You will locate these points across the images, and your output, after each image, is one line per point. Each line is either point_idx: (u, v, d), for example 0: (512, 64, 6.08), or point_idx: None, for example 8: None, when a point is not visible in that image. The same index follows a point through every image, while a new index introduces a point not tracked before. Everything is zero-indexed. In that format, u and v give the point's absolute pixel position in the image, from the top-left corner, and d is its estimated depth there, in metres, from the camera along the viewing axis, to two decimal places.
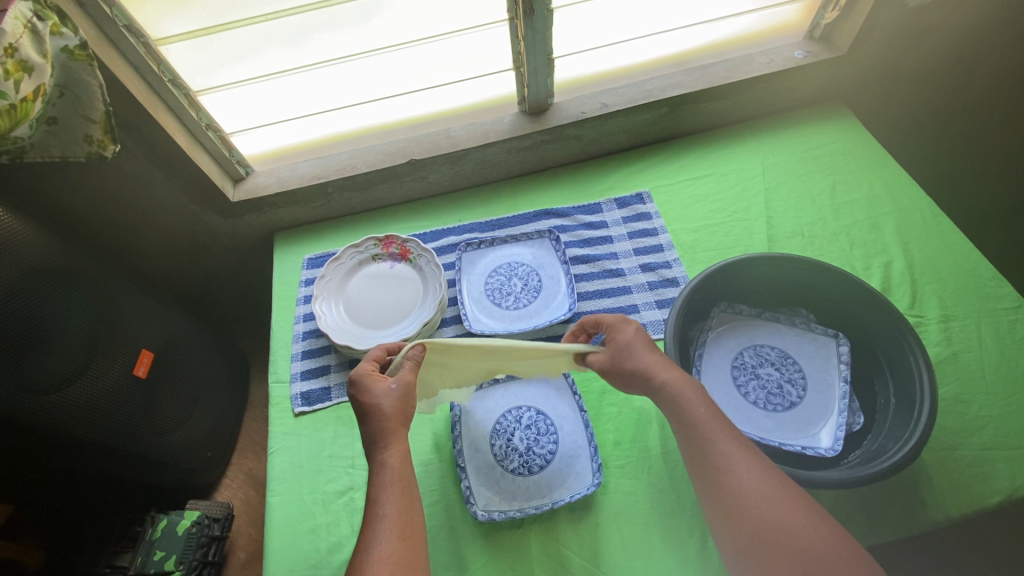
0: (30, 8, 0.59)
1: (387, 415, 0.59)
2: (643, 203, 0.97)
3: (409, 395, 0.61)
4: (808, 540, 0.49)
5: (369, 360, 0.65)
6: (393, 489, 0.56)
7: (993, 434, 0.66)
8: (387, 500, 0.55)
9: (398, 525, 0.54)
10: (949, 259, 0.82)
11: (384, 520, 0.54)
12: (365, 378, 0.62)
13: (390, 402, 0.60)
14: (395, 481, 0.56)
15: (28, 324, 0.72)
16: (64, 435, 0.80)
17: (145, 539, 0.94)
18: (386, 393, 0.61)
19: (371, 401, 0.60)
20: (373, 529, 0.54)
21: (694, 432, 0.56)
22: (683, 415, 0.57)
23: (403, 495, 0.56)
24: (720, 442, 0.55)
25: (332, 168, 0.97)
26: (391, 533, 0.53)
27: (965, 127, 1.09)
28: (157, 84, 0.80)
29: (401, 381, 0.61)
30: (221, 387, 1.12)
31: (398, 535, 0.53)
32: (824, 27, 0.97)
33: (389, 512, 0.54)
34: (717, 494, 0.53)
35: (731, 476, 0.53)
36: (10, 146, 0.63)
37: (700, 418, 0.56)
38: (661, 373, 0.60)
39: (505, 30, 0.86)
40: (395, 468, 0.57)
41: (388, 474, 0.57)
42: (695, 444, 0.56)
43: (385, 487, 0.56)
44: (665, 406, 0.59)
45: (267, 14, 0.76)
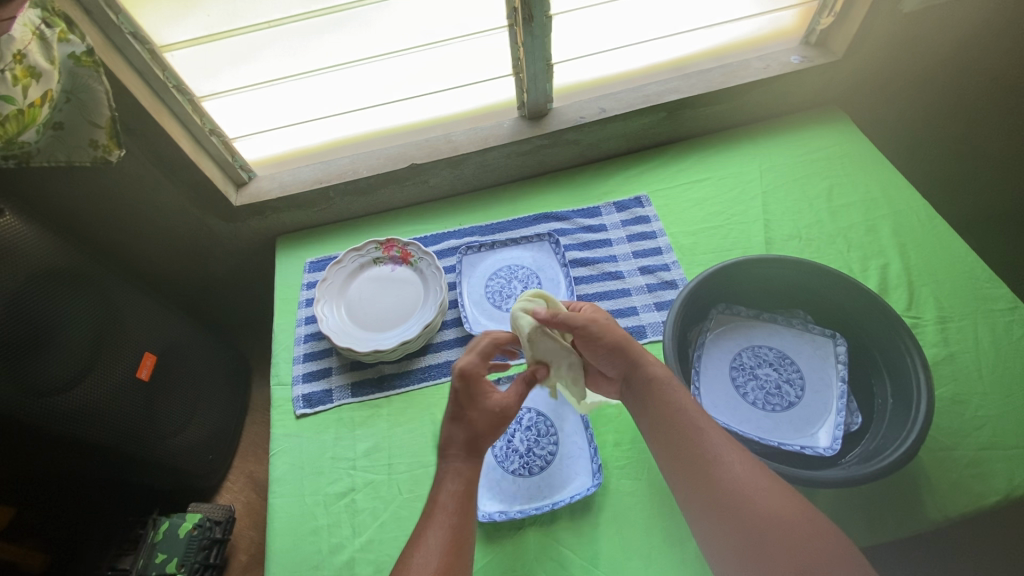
0: (38, 15, 0.60)
1: (481, 433, 0.59)
2: (642, 206, 0.98)
3: (505, 419, 0.61)
4: (790, 526, 0.50)
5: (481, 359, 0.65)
6: (455, 496, 0.56)
7: (990, 434, 0.67)
8: (448, 506, 0.55)
9: (454, 533, 0.53)
10: (946, 262, 0.83)
11: (441, 527, 0.54)
12: (476, 381, 0.62)
13: (487, 422, 0.60)
14: (461, 489, 0.56)
15: (31, 327, 0.73)
16: (66, 439, 0.80)
17: (146, 543, 0.94)
18: (488, 410, 0.61)
19: (478, 412, 0.60)
20: (427, 531, 0.54)
21: (673, 426, 0.58)
22: (661, 409, 0.59)
23: (466, 505, 0.56)
24: (699, 435, 0.57)
25: (333, 173, 0.98)
26: (444, 539, 0.53)
27: (961, 130, 1.10)
28: (161, 90, 0.81)
29: (506, 404, 0.62)
30: (223, 391, 1.13)
31: (450, 540, 0.53)
32: (820, 33, 0.98)
33: (445, 518, 0.54)
34: (697, 486, 0.54)
35: (713, 467, 0.54)
36: (17, 151, 0.64)
37: (679, 411, 0.58)
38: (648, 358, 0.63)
39: (505, 36, 0.87)
40: (463, 476, 0.57)
41: (456, 481, 0.57)
42: (676, 437, 0.57)
43: (449, 491, 0.56)
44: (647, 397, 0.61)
45: (270, 22, 0.77)
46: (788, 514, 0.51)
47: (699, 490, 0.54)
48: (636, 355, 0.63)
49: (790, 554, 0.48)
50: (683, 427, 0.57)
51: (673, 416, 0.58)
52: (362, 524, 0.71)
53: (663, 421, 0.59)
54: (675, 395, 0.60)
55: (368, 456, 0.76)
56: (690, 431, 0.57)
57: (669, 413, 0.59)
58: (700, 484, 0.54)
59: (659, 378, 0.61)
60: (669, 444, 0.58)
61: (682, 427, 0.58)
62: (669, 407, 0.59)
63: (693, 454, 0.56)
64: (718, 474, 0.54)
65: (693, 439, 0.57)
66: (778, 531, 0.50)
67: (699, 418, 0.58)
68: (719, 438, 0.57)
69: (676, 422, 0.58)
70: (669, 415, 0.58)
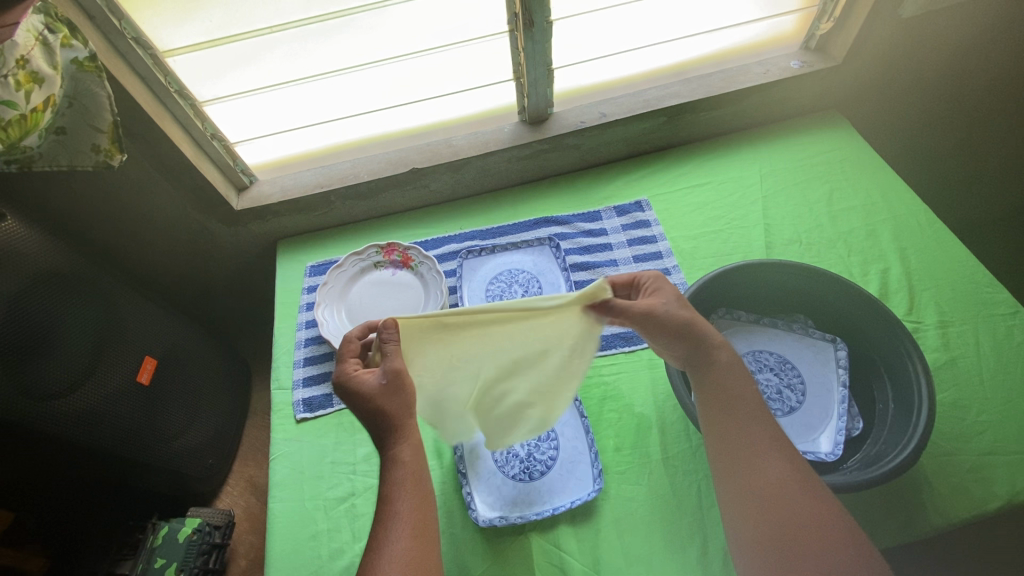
0: (42, 21, 0.60)
1: (390, 415, 0.57)
2: (643, 210, 0.98)
3: (403, 385, 0.58)
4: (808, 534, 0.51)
5: (350, 358, 0.62)
6: (405, 485, 0.56)
7: (992, 439, 0.67)
8: (399, 497, 0.56)
9: (413, 524, 0.54)
10: (947, 266, 0.83)
11: (400, 520, 0.54)
12: (348, 378, 0.59)
13: (386, 401, 0.57)
14: (407, 476, 0.56)
15: (32, 331, 0.73)
16: (66, 443, 0.80)
17: (145, 547, 0.92)
18: (379, 392, 0.57)
19: (367, 400, 0.57)
20: (387, 528, 0.54)
21: (726, 414, 0.58)
22: (716, 396, 0.59)
23: (415, 490, 0.56)
24: (749, 427, 0.57)
25: (334, 177, 0.99)
26: (406, 533, 0.54)
27: (960, 135, 1.11)
28: (163, 94, 0.81)
29: (387, 373, 0.57)
30: (223, 395, 1.13)
31: (413, 534, 0.54)
32: (819, 38, 0.98)
33: (404, 511, 0.55)
34: (738, 476, 0.56)
35: (758, 462, 0.55)
36: (19, 156, 0.64)
37: (732, 401, 0.58)
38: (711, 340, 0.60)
39: (506, 42, 0.88)
40: (408, 463, 0.57)
41: (401, 469, 0.56)
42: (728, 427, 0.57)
43: (399, 483, 0.56)
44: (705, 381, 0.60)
45: (273, 27, 0.78)
46: (823, 519, 0.52)
47: (739, 481, 0.55)
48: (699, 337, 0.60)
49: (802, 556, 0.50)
50: (734, 418, 0.57)
51: (728, 405, 0.58)
52: (362, 529, 0.71)
53: (716, 407, 0.59)
54: (732, 385, 0.59)
55: (368, 461, 0.76)
56: (739, 423, 0.57)
57: (726, 400, 0.58)
58: (741, 474, 0.55)
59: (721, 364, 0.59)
60: (720, 430, 0.58)
61: (733, 417, 0.58)
62: (723, 395, 0.58)
63: (740, 445, 0.56)
64: (760, 469, 0.55)
65: (741, 431, 0.57)
66: (809, 535, 0.51)
67: (753, 410, 0.58)
68: (768, 433, 0.57)
69: (728, 410, 0.58)
70: (722, 403, 0.58)
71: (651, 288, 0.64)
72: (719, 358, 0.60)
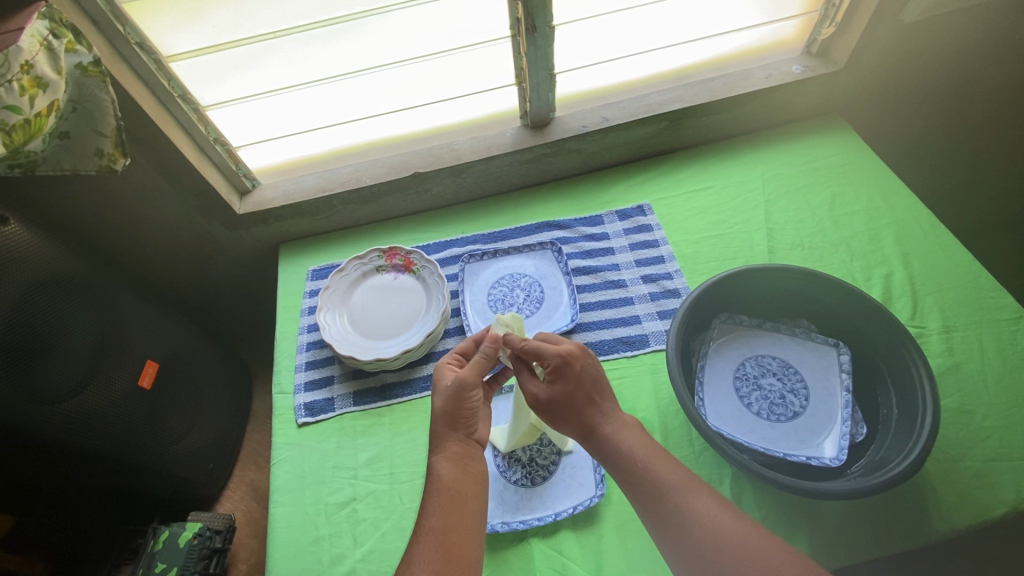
0: (46, 26, 0.61)
1: (441, 413, 0.63)
2: (644, 215, 0.99)
3: (460, 394, 0.63)
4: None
5: (452, 351, 0.70)
6: (440, 501, 0.57)
7: (997, 445, 0.66)
8: (432, 513, 0.56)
9: (441, 540, 0.53)
10: (949, 271, 0.83)
11: (428, 535, 0.54)
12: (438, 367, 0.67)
13: (441, 402, 0.63)
14: (440, 488, 0.58)
15: (33, 335, 0.73)
16: (67, 447, 0.80)
17: (147, 552, 0.94)
18: (442, 391, 0.64)
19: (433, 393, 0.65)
20: (417, 542, 0.53)
21: (639, 478, 0.56)
22: (623, 460, 0.58)
23: (449, 507, 0.56)
24: (668, 485, 0.54)
25: (337, 181, 0.99)
26: (432, 550, 0.52)
27: (963, 140, 1.11)
28: (167, 99, 0.82)
29: (456, 379, 0.64)
30: (224, 399, 1.12)
31: (438, 549, 0.52)
32: (821, 43, 0.99)
33: (433, 526, 0.54)
34: (676, 541, 0.52)
35: (690, 520, 0.52)
36: (23, 160, 0.64)
37: (637, 465, 0.56)
38: (605, 425, 0.60)
39: (508, 47, 0.88)
40: (444, 474, 0.59)
41: (437, 484, 0.58)
42: (648, 493, 0.55)
43: (432, 499, 0.57)
44: (607, 455, 0.59)
45: (276, 32, 0.78)
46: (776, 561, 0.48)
47: (679, 546, 0.52)
48: (583, 433, 0.61)
49: None
50: (650, 478, 0.55)
51: (638, 470, 0.56)
52: (364, 534, 0.70)
53: (626, 473, 0.57)
54: (632, 444, 0.58)
55: (370, 466, 0.76)
56: (657, 483, 0.55)
57: (632, 467, 0.57)
58: (679, 537, 0.52)
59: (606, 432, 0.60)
60: (642, 498, 0.55)
61: (645, 478, 0.56)
62: (629, 462, 0.57)
63: (666, 507, 0.53)
64: (693, 527, 0.51)
65: (658, 491, 0.54)
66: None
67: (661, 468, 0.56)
68: (686, 485, 0.54)
69: (641, 477, 0.56)
70: (631, 467, 0.57)
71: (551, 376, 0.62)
72: (607, 425, 0.60)
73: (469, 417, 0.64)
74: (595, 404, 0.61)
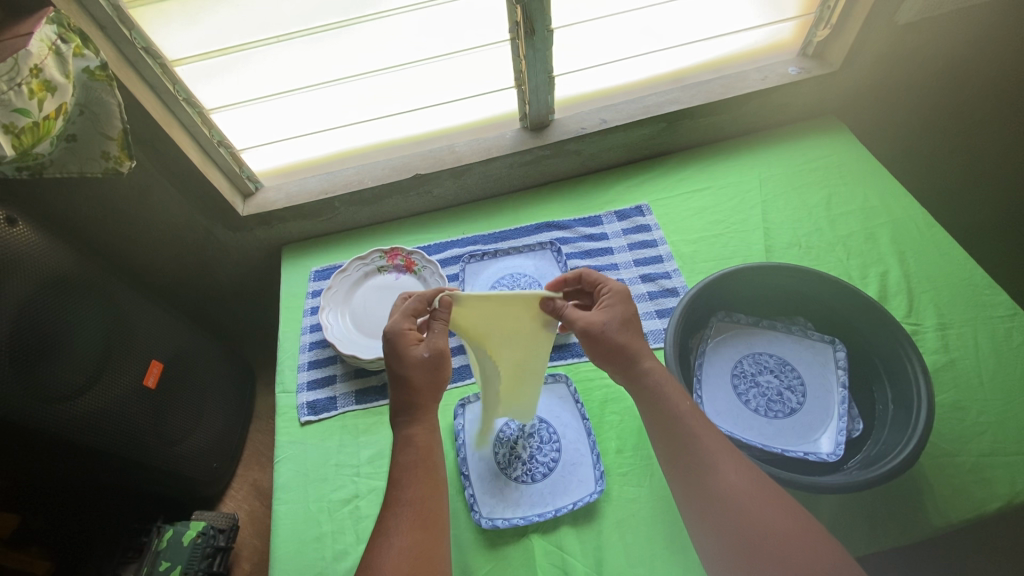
0: (54, 31, 0.62)
1: (419, 388, 0.63)
2: (643, 215, 1.00)
3: (439, 365, 0.63)
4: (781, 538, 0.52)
5: (408, 316, 0.66)
6: (416, 473, 0.60)
7: (992, 440, 0.67)
8: (408, 484, 0.60)
9: (416, 512, 0.58)
10: (944, 269, 0.84)
11: (406, 507, 0.58)
12: (399, 338, 0.63)
13: (420, 374, 0.63)
14: (417, 461, 0.61)
15: (40, 336, 0.74)
16: (72, 445, 0.81)
17: (151, 550, 0.95)
18: (417, 363, 0.62)
19: (407, 369, 0.62)
20: (396, 516, 0.57)
21: (672, 431, 0.59)
22: (660, 412, 0.60)
23: (427, 481, 0.60)
24: (699, 444, 0.58)
25: (339, 183, 1.00)
26: (411, 522, 0.57)
27: (958, 140, 1.12)
28: (171, 102, 0.83)
29: (432, 350, 0.63)
30: (227, 399, 1.13)
31: (418, 521, 0.57)
32: (817, 45, 1.00)
33: (411, 498, 0.58)
34: (698, 497, 0.56)
35: (712, 477, 0.56)
36: (31, 163, 0.65)
37: (676, 418, 0.59)
38: (645, 361, 0.63)
39: (508, 50, 0.89)
40: (420, 447, 0.62)
41: (412, 455, 0.61)
42: (679, 447, 0.58)
43: (408, 470, 0.60)
44: (644, 400, 0.62)
45: (278, 36, 0.79)
46: (788, 528, 0.53)
47: (694, 497, 0.57)
48: (629, 360, 0.63)
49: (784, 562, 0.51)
50: (685, 433, 0.59)
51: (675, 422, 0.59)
52: (366, 531, 0.71)
53: (659, 423, 0.60)
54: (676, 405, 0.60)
55: (373, 463, 0.77)
56: (691, 440, 0.58)
57: (668, 419, 0.60)
58: (697, 490, 0.56)
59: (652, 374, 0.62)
60: (668, 447, 0.59)
61: (679, 434, 0.59)
62: (666, 413, 0.60)
63: (692, 461, 0.57)
64: (714, 481, 0.56)
65: (691, 447, 0.58)
66: (771, 542, 0.52)
67: (695, 424, 0.59)
68: (717, 445, 0.58)
69: (676, 429, 0.59)
70: (667, 420, 0.60)
71: (615, 299, 0.66)
72: (653, 375, 0.62)
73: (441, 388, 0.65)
74: (638, 331, 0.65)
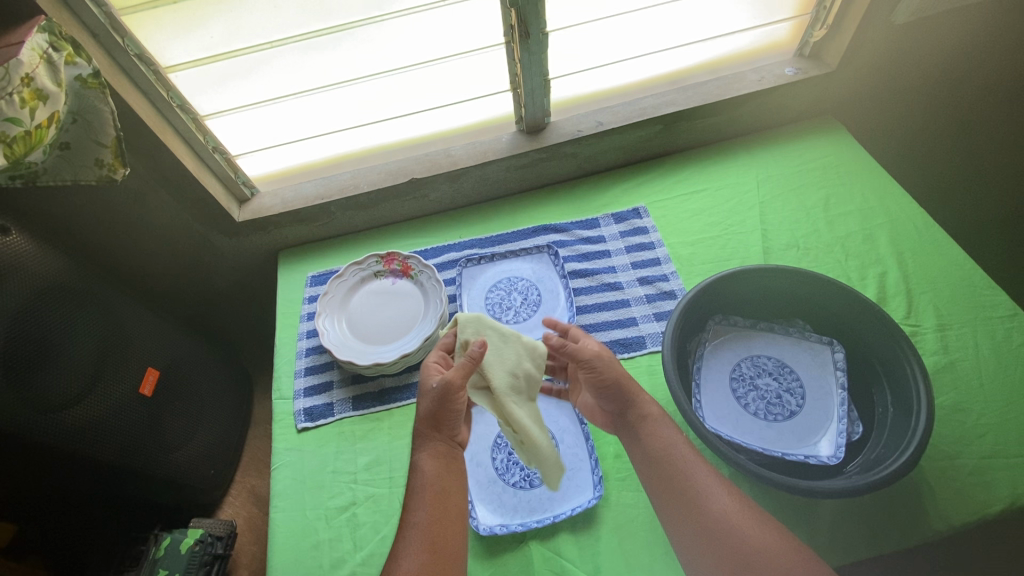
0: (46, 39, 0.62)
1: (426, 414, 0.63)
2: (641, 217, 0.99)
3: (446, 395, 0.62)
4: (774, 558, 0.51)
5: (437, 350, 0.70)
6: (425, 496, 0.58)
7: (993, 442, 0.66)
8: (418, 507, 0.57)
9: (427, 534, 0.55)
10: (943, 269, 0.83)
11: (414, 530, 0.56)
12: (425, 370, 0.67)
13: (425, 401, 0.63)
14: (426, 486, 0.59)
15: (36, 344, 0.73)
16: (69, 454, 0.80)
17: (148, 559, 0.94)
18: (428, 391, 0.64)
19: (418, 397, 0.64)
20: (404, 537, 0.56)
21: (659, 461, 0.60)
22: (650, 443, 0.61)
23: (436, 503, 0.58)
24: (686, 470, 0.58)
25: (334, 188, 1.00)
26: (419, 543, 0.55)
27: (958, 138, 1.11)
28: (165, 109, 0.83)
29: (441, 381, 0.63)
30: (224, 405, 1.13)
31: (425, 542, 0.55)
32: (813, 45, 1.00)
33: (420, 521, 0.56)
34: (692, 525, 0.55)
35: (701, 499, 0.56)
36: (24, 171, 0.65)
37: (666, 449, 0.60)
38: (643, 395, 0.65)
39: (503, 53, 0.89)
40: (429, 471, 0.60)
41: (420, 480, 0.59)
42: (668, 475, 0.58)
43: (418, 492, 0.59)
44: (638, 435, 0.63)
45: (273, 41, 0.79)
46: (779, 547, 0.51)
47: (688, 522, 0.55)
48: (631, 386, 0.65)
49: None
50: (676, 461, 0.59)
51: (664, 454, 0.60)
52: (364, 538, 0.71)
53: (648, 455, 0.61)
54: (666, 435, 0.61)
55: (370, 470, 0.76)
56: (680, 465, 0.58)
57: (659, 452, 0.60)
58: (690, 518, 0.55)
59: (652, 417, 0.63)
60: (658, 480, 0.59)
61: (668, 464, 0.59)
62: (657, 446, 0.61)
63: (680, 488, 0.57)
64: (707, 504, 0.55)
65: (682, 475, 0.58)
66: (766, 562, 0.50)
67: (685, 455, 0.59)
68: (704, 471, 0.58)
69: (666, 459, 0.59)
70: (659, 451, 0.60)
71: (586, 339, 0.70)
72: (648, 413, 0.63)
73: (455, 419, 0.64)
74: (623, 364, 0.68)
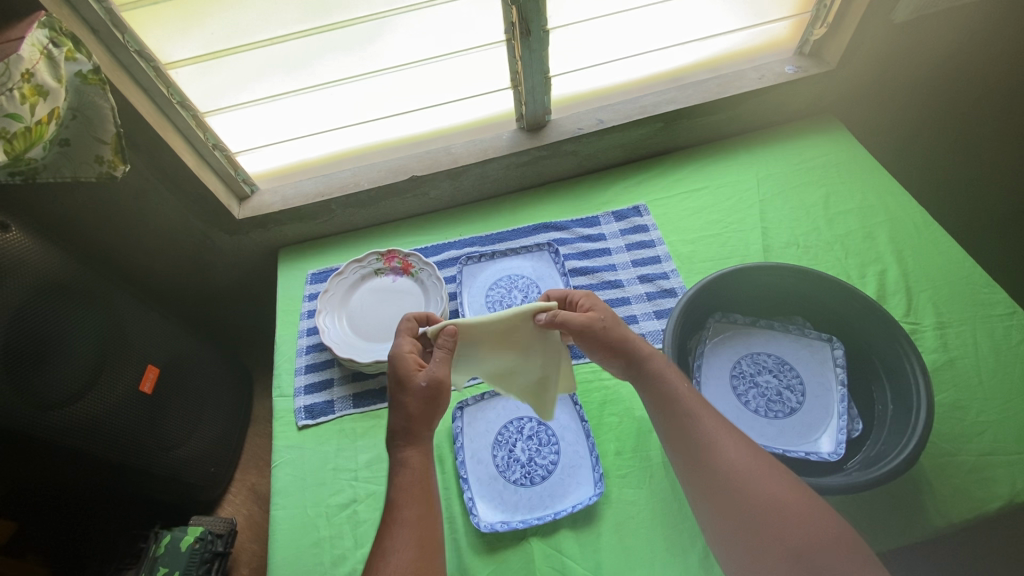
0: (46, 35, 0.61)
1: (412, 417, 0.60)
2: (640, 215, 0.99)
3: (435, 396, 0.61)
4: (779, 509, 0.51)
5: (407, 338, 0.66)
6: (413, 492, 0.57)
7: (992, 439, 0.67)
8: (406, 503, 0.56)
9: (418, 531, 0.55)
10: (942, 267, 0.83)
11: (405, 527, 0.54)
12: (401, 361, 0.63)
13: (413, 402, 0.60)
14: (415, 482, 0.57)
15: (34, 341, 0.73)
16: (68, 450, 0.80)
17: (149, 556, 0.94)
18: (414, 391, 0.61)
19: (403, 396, 0.61)
20: (393, 534, 0.54)
21: (670, 410, 0.60)
22: (660, 393, 0.61)
23: (424, 499, 0.57)
24: (695, 422, 0.58)
25: (335, 185, 1.00)
26: (410, 539, 0.54)
27: (956, 136, 1.11)
28: (166, 106, 0.82)
29: (430, 381, 0.61)
30: (223, 402, 1.12)
31: (415, 539, 0.54)
32: (813, 43, 1.00)
33: (409, 518, 0.55)
34: (699, 476, 0.56)
35: (706, 451, 0.56)
36: (23, 168, 0.64)
37: (675, 400, 0.60)
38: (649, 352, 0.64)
39: (503, 51, 0.89)
40: (418, 468, 0.58)
41: (409, 476, 0.58)
42: (676, 426, 0.59)
43: (407, 489, 0.57)
44: (646, 386, 0.62)
45: (273, 39, 0.79)
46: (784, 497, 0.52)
47: (695, 474, 0.56)
48: (634, 354, 0.64)
49: (781, 530, 0.50)
50: (685, 413, 0.59)
51: (673, 405, 0.60)
52: (364, 535, 0.71)
53: (660, 407, 0.61)
54: (673, 383, 0.61)
55: (371, 468, 0.76)
56: (689, 417, 0.58)
57: (668, 403, 0.60)
58: (696, 468, 0.56)
59: (659, 370, 0.62)
60: (668, 429, 0.59)
61: (677, 415, 0.59)
62: (665, 396, 0.60)
63: (688, 440, 0.57)
64: (712, 456, 0.55)
65: (689, 426, 0.58)
66: (769, 513, 0.51)
67: (694, 406, 0.59)
68: (715, 424, 0.58)
69: (675, 409, 0.59)
70: (667, 402, 0.60)
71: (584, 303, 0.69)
72: (656, 364, 0.63)
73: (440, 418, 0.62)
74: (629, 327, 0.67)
